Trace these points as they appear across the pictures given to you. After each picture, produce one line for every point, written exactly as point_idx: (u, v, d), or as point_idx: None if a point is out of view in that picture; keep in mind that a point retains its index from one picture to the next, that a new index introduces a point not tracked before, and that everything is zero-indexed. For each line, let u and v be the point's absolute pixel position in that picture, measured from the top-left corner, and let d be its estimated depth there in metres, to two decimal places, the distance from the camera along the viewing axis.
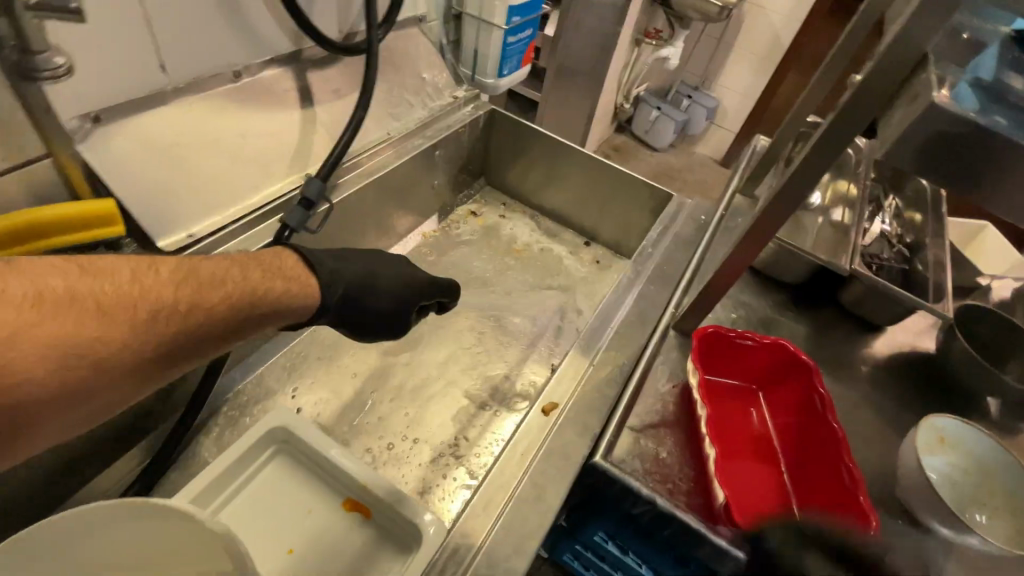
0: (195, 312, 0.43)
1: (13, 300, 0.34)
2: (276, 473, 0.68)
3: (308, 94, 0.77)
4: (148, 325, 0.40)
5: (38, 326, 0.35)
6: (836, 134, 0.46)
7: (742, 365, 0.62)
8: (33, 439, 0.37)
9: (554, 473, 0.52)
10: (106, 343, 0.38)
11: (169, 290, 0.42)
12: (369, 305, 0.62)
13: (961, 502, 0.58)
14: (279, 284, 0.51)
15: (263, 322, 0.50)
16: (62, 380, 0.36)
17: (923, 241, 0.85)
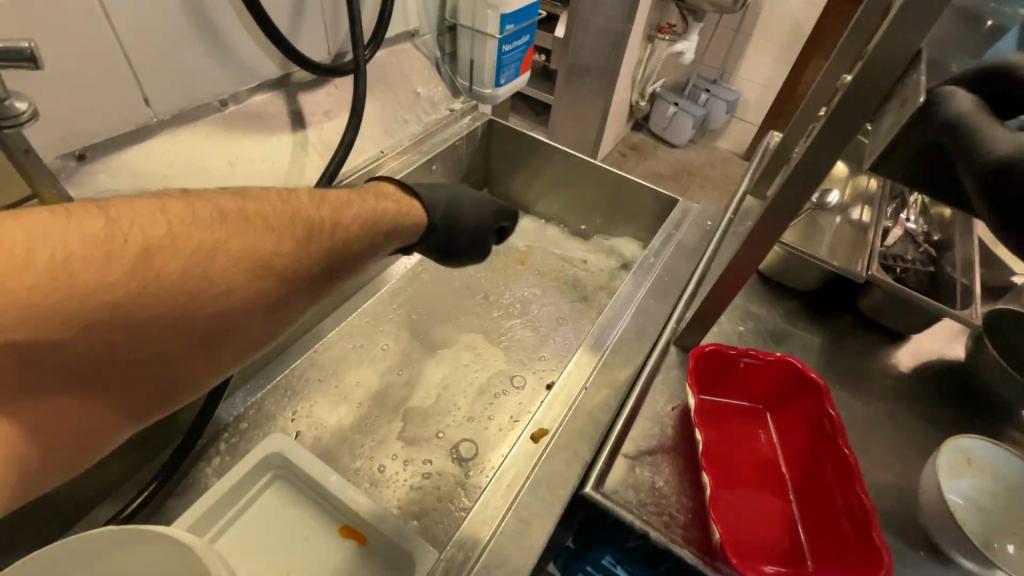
0: (339, 226, 0.44)
1: (202, 218, 0.35)
2: (274, 500, 0.67)
3: (298, 117, 0.77)
4: (316, 239, 0.41)
5: (228, 242, 0.36)
6: (827, 139, 0.42)
7: (746, 385, 0.58)
8: (224, 351, 0.38)
9: (539, 506, 0.49)
10: (287, 255, 0.39)
11: (321, 210, 0.43)
12: (461, 226, 0.64)
13: (987, 531, 0.53)
14: (390, 206, 0.51)
15: (387, 241, 0.51)
16: (258, 289, 0.37)
17: (952, 239, 0.78)
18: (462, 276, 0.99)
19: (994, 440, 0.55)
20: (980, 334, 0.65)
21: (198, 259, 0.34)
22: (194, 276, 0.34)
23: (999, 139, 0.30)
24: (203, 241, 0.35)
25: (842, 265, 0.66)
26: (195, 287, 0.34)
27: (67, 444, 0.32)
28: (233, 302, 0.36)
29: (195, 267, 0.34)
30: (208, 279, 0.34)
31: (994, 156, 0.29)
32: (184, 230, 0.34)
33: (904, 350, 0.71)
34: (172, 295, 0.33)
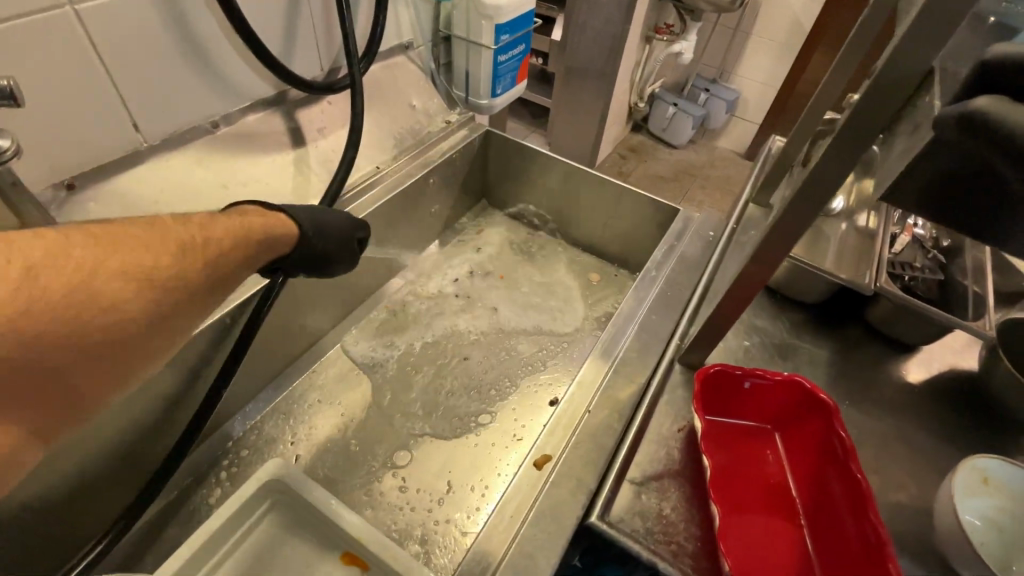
0: (217, 239, 0.42)
1: (73, 241, 0.33)
2: (274, 528, 0.65)
3: (293, 135, 0.76)
4: (198, 251, 0.40)
5: (104, 259, 0.33)
6: (833, 157, 0.41)
7: (754, 405, 0.57)
8: (115, 377, 0.35)
9: (545, 539, 0.48)
10: (174, 266, 0.37)
11: (196, 225, 0.41)
12: (327, 235, 0.60)
13: (1002, 552, 0.52)
14: (262, 217, 0.50)
15: (266, 251, 0.49)
16: (151, 301, 0.35)
17: (961, 245, 0.77)
18: (462, 290, 0.98)
19: (1012, 460, 0.53)
20: (994, 345, 0.63)
21: (76, 277, 0.31)
22: (73, 292, 0.31)
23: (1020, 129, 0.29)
24: (77, 260, 0.32)
25: (849, 277, 0.65)
26: (78, 308, 0.31)
27: None
28: (126, 319, 0.34)
29: (74, 285, 0.31)
30: (93, 295, 0.32)
31: None
32: (57, 251, 0.31)
33: (913, 360, 0.69)
34: (57, 314, 0.30)
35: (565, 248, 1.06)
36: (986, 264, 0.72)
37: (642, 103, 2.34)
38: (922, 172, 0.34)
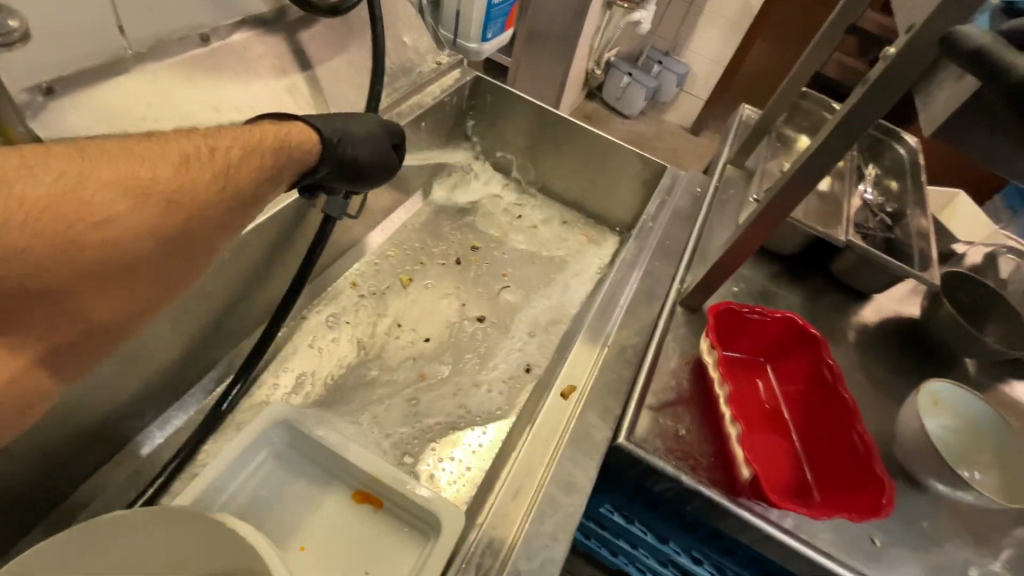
0: (219, 152, 0.43)
1: (64, 152, 0.34)
2: (281, 469, 0.64)
3: (285, 60, 0.70)
4: (193, 165, 0.41)
5: (95, 171, 0.34)
6: (858, 113, 0.43)
7: (751, 340, 0.63)
8: (132, 289, 0.37)
9: (579, 459, 0.51)
10: (174, 176, 0.39)
11: (193, 141, 0.42)
12: (354, 147, 0.60)
13: (957, 462, 0.58)
14: (272, 129, 0.50)
15: (281, 167, 0.50)
16: (151, 213, 0.36)
17: (904, 210, 0.87)
18: (447, 239, 0.96)
19: (958, 384, 0.62)
20: (936, 292, 0.74)
21: (66, 188, 0.32)
22: (64, 202, 0.32)
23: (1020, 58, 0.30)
24: (64, 170, 0.33)
25: (826, 230, 0.72)
26: (78, 217, 0.32)
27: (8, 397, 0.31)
28: (130, 230, 0.35)
29: (68, 196, 0.32)
30: (90, 205, 0.33)
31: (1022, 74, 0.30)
32: (44, 165, 0.32)
33: (867, 307, 0.79)
34: (55, 223, 0.31)
35: (549, 203, 1.07)
36: (928, 228, 0.82)
37: (598, 70, 2.36)
38: None
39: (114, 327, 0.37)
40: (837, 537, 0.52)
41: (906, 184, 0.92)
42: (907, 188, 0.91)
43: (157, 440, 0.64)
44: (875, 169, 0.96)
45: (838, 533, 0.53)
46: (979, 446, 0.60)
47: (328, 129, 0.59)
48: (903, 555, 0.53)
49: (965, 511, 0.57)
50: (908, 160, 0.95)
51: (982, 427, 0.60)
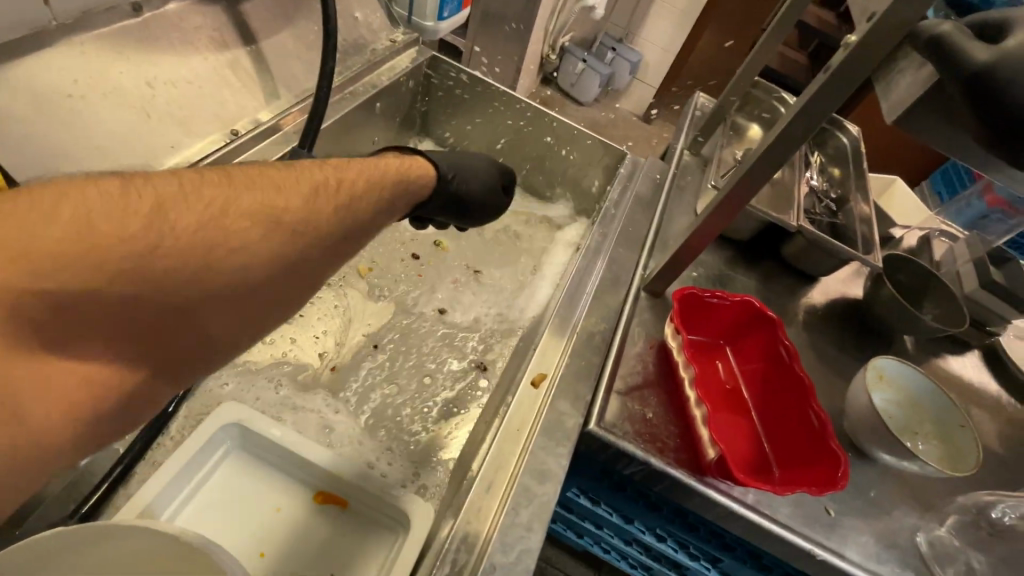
0: (348, 184, 0.43)
1: (213, 178, 0.35)
2: (236, 474, 0.60)
3: (226, 33, 0.65)
4: (323, 197, 0.40)
5: (236, 198, 0.35)
6: (818, 101, 0.45)
7: (711, 323, 0.65)
8: (247, 314, 0.37)
9: (553, 447, 0.51)
10: (304, 206, 0.38)
11: (326, 171, 0.42)
12: (466, 185, 0.67)
13: (901, 432, 0.62)
14: (392, 163, 0.51)
15: (396, 199, 0.50)
16: (274, 244, 0.36)
17: (848, 197, 0.92)
18: (407, 227, 0.93)
19: (900, 359, 0.66)
20: (878, 274, 0.78)
21: (208, 215, 0.33)
22: (206, 229, 0.33)
23: (975, 46, 0.32)
24: (212, 197, 0.34)
25: (780, 216, 0.75)
26: (214, 243, 0.33)
27: (116, 413, 0.31)
28: (254, 262, 0.35)
29: (206, 224, 0.33)
30: (224, 234, 0.33)
31: (976, 63, 0.31)
32: (197, 189, 0.34)
33: (816, 289, 0.84)
34: (189, 251, 0.32)
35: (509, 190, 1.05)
36: (870, 214, 0.87)
37: (553, 55, 2.35)
38: None
39: (224, 348, 0.38)
40: (795, 509, 0.55)
41: (848, 171, 0.97)
42: (849, 175, 0.97)
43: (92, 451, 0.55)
44: (819, 157, 1.01)
45: (796, 505, 0.55)
46: (919, 416, 0.64)
47: (447, 165, 0.65)
48: (852, 522, 0.56)
49: (906, 479, 0.61)
50: (850, 148, 1.00)
51: (921, 399, 0.65)
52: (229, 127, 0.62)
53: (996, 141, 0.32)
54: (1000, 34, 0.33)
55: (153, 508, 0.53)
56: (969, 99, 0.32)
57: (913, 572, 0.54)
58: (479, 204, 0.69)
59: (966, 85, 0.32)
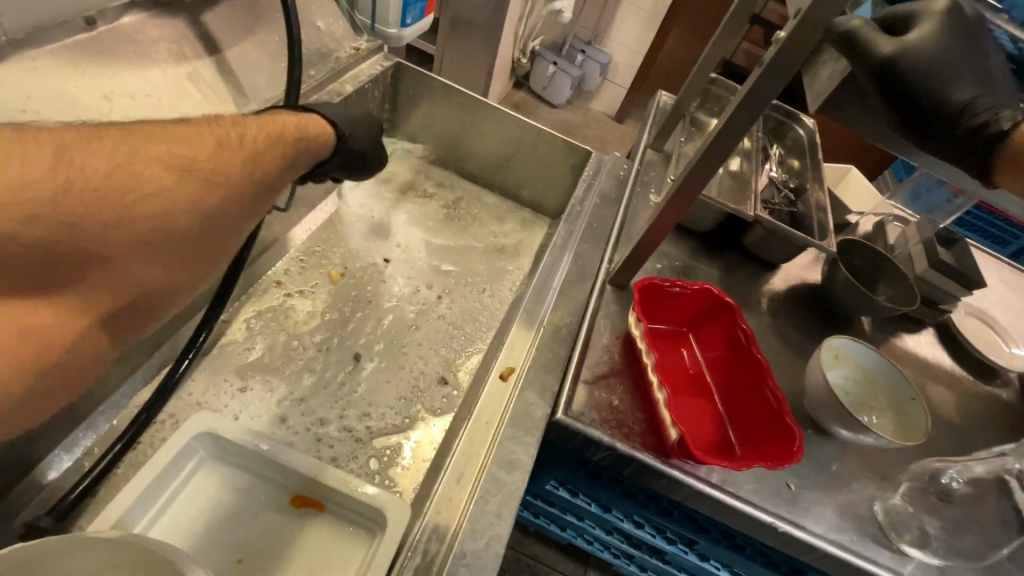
0: (254, 138, 0.45)
1: (112, 130, 0.35)
2: (211, 482, 0.61)
3: (186, 45, 0.65)
4: (230, 148, 0.42)
5: (141, 149, 0.36)
6: (756, 93, 0.47)
7: (675, 312, 0.67)
8: (170, 264, 0.39)
9: (521, 437, 0.52)
10: (211, 157, 0.40)
11: (225, 124, 0.44)
12: (356, 132, 0.67)
13: (857, 408, 0.65)
14: (293, 117, 0.53)
15: (302, 156, 0.53)
16: (191, 189, 0.38)
17: (805, 186, 0.96)
18: (379, 232, 0.94)
19: (855, 338, 0.69)
20: (834, 259, 0.82)
21: (115, 164, 0.34)
22: (120, 177, 0.34)
23: (880, 39, 0.36)
24: (115, 148, 0.34)
25: (737, 207, 0.78)
26: (130, 189, 0.34)
27: (54, 364, 0.32)
28: (174, 207, 0.37)
29: (115, 171, 0.33)
30: (138, 182, 0.35)
31: (882, 55, 0.35)
32: (102, 142, 0.34)
33: (777, 276, 0.87)
34: (106, 199, 0.33)
35: (479, 193, 1.06)
36: (825, 201, 0.91)
37: (524, 59, 2.37)
38: (843, 94, 0.41)
39: (155, 295, 0.39)
40: (757, 486, 0.57)
41: (806, 162, 1.01)
42: (806, 166, 1.00)
43: (65, 465, 0.58)
44: (778, 150, 1.05)
45: (758, 481, 0.58)
46: (876, 392, 0.67)
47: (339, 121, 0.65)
48: (813, 495, 0.59)
49: (864, 452, 0.64)
50: (806, 140, 1.04)
51: (877, 376, 0.68)
52: None
53: (904, 127, 0.37)
54: (906, 24, 0.37)
55: (127, 519, 0.53)
56: (877, 86, 0.36)
57: (871, 539, 0.57)
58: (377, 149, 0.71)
59: (875, 76, 0.36)
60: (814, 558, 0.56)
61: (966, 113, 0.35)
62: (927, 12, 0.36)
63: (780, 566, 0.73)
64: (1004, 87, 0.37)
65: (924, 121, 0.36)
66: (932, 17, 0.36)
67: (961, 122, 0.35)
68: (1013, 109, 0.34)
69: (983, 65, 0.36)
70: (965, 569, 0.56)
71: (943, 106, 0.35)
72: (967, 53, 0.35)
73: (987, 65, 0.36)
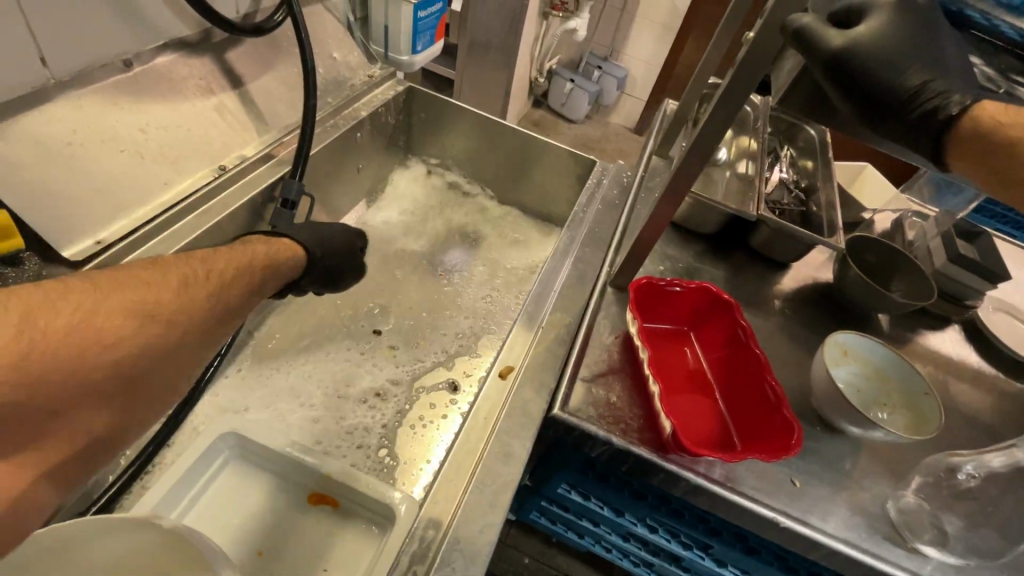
0: (217, 274, 0.48)
1: (75, 285, 0.38)
2: (235, 481, 0.65)
3: (212, 80, 0.72)
4: (192, 286, 0.45)
5: (104, 298, 0.38)
6: (731, 94, 0.49)
7: (674, 311, 0.68)
8: (124, 410, 0.39)
9: (517, 430, 0.55)
10: (172, 299, 0.42)
11: (193, 264, 0.47)
12: (331, 245, 0.70)
13: (866, 404, 0.64)
14: (258, 249, 0.57)
15: (266, 278, 0.56)
16: (150, 333, 0.39)
17: (815, 185, 0.95)
18: (394, 247, 0.99)
19: (863, 334, 0.68)
20: (844, 256, 0.81)
21: (79, 316, 0.36)
22: (80, 329, 0.35)
23: (830, 31, 0.39)
24: (81, 301, 0.37)
25: (739, 207, 0.78)
26: (87, 342, 0.36)
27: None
28: (130, 354, 0.38)
29: (79, 323, 0.36)
30: (98, 333, 0.36)
31: (832, 47, 0.38)
32: (64, 297, 0.36)
33: (786, 276, 0.86)
34: (62, 352, 0.34)
35: (490, 206, 1.10)
36: (835, 199, 0.90)
37: (541, 78, 2.43)
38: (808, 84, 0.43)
39: (104, 443, 0.38)
40: (760, 481, 0.57)
41: (817, 162, 1.00)
42: (817, 166, 0.99)
43: (103, 462, 0.61)
44: (789, 151, 1.04)
45: (761, 476, 0.58)
46: (887, 387, 0.66)
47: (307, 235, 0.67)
48: (821, 492, 0.58)
49: (877, 449, 0.63)
50: (818, 140, 1.03)
51: (888, 371, 0.66)
52: (217, 163, 0.70)
53: (860, 107, 0.40)
54: (860, 20, 0.40)
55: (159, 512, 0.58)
56: (829, 76, 0.39)
57: (881, 536, 0.55)
58: (352, 259, 0.74)
59: (827, 70, 0.39)
60: (821, 556, 0.56)
61: (916, 99, 0.38)
62: (877, 8, 0.40)
63: (798, 570, 0.71)
64: (961, 75, 0.39)
65: (878, 107, 0.39)
66: (881, 13, 0.39)
67: (912, 106, 0.38)
68: (962, 93, 0.37)
69: (936, 54, 0.38)
70: (984, 568, 0.55)
71: (896, 88, 0.38)
72: (916, 43, 0.38)
73: (940, 53, 0.38)
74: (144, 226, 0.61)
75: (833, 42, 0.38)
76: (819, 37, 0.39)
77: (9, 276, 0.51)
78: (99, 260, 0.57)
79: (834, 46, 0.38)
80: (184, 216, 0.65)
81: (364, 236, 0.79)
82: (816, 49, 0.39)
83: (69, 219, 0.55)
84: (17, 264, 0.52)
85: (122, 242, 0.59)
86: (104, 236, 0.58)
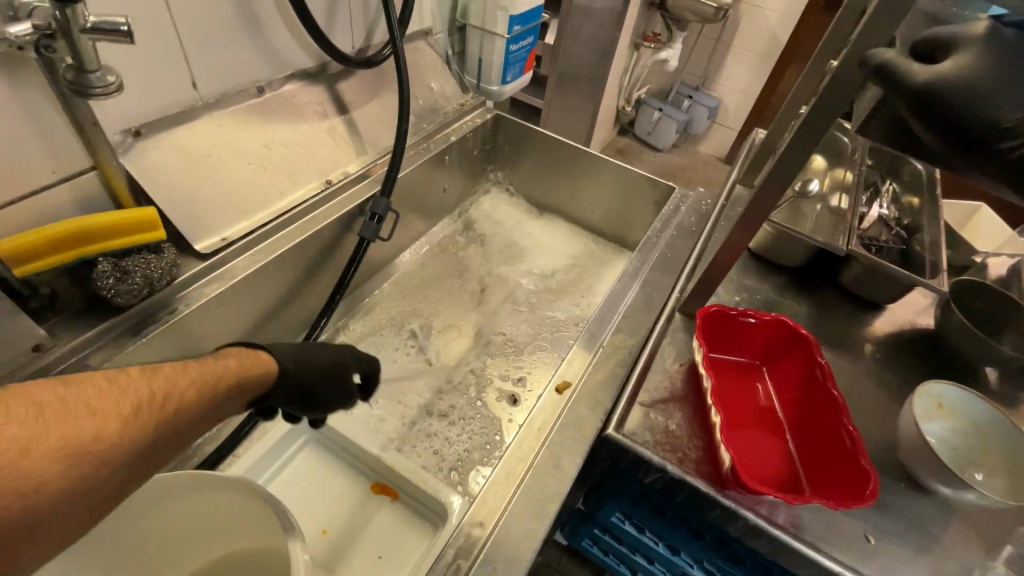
0: (145, 425, 0.36)
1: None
2: (310, 462, 0.72)
3: (326, 106, 0.82)
4: (105, 453, 0.34)
5: (42, 435, 0.31)
6: (816, 113, 0.48)
7: (746, 343, 0.65)
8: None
9: (569, 444, 0.56)
10: (66, 470, 0.32)
11: (119, 408, 0.35)
12: (312, 369, 0.60)
13: (958, 462, 0.58)
14: (230, 362, 0.48)
15: (202, 419, 0.42)
16: (99, 461, 0.34)
17: (919, 223, 0.88)
18: (471, 263, 1.03)
19: (962, 385, 0.61)
20: (948, 300, 0.73)
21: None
22: None
23: (917, 68, 0.39)
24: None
25: (826, 240, 0.74)
26: None
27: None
28: (60, 492, 0.32)
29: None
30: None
31: (917, 82, 0.38)
32: None
33: (879, 318, 0.79)
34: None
35: (564, 228, 1.13)
36: (942, 239, 0.82)
37: (629, 107, 2.42)
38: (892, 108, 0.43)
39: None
40: (829, 533, 0.53)
41: (925, 199, 0.91)
42: (925, 203, 0.91)
43: (205, 431, 0.71)
44: (892, 185, 0.96)
45: (831, 528, 0.53)
46: (986, 446, 0.59)
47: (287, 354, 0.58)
48: (900, 552, 0.52)
49: (974, 515, 0.56)
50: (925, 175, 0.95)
51: (988, 427, 0.59)
52: (323, 177, 0.79)
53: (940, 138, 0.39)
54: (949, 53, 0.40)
55: None
56: (912, 110, 0.39)
57: None
58: (339, 379, 0.64)
59: (909, 101, 0.39)
60: None
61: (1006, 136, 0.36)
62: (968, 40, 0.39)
63: None
64: None
65: (968, 140, 0.38)
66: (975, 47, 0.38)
67: (1005, 141, 0.36)
68: None
69: None
70: None
71: (984, 124, 0.37)
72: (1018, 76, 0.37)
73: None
74: (259, 228, 0.71)
75: (918, 77, 0.38)
76: (904, 73, 0.39)
77: (151, 261, 0.59)
78: (221, 254, 0.67)
79: (921, 80, 0.38)
80: (291, 220, 0.75)
81: (365, 363, 0.71)
82: (900, 83, 0.40)
83: (203, 219, 0.65)
84: (158, 251, 0.61)
85: (241, 240, 0.69)
86: (228, 233, 0.67)
